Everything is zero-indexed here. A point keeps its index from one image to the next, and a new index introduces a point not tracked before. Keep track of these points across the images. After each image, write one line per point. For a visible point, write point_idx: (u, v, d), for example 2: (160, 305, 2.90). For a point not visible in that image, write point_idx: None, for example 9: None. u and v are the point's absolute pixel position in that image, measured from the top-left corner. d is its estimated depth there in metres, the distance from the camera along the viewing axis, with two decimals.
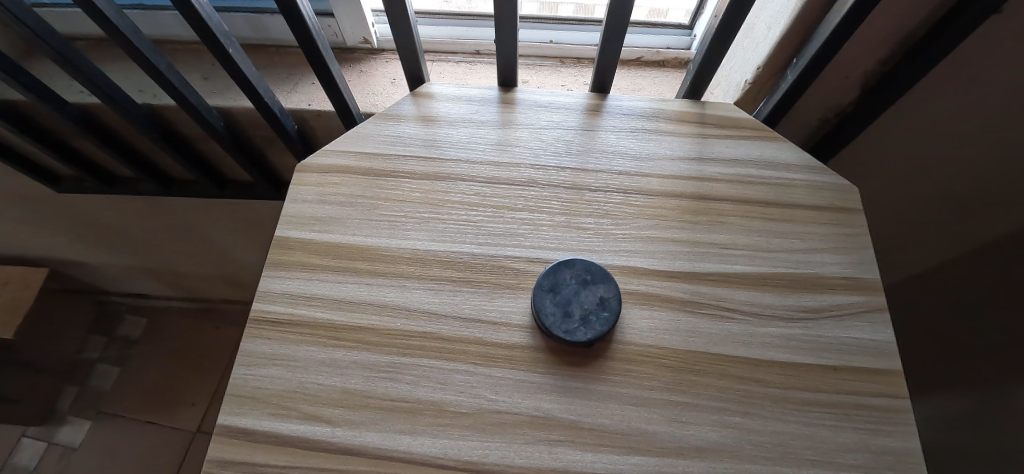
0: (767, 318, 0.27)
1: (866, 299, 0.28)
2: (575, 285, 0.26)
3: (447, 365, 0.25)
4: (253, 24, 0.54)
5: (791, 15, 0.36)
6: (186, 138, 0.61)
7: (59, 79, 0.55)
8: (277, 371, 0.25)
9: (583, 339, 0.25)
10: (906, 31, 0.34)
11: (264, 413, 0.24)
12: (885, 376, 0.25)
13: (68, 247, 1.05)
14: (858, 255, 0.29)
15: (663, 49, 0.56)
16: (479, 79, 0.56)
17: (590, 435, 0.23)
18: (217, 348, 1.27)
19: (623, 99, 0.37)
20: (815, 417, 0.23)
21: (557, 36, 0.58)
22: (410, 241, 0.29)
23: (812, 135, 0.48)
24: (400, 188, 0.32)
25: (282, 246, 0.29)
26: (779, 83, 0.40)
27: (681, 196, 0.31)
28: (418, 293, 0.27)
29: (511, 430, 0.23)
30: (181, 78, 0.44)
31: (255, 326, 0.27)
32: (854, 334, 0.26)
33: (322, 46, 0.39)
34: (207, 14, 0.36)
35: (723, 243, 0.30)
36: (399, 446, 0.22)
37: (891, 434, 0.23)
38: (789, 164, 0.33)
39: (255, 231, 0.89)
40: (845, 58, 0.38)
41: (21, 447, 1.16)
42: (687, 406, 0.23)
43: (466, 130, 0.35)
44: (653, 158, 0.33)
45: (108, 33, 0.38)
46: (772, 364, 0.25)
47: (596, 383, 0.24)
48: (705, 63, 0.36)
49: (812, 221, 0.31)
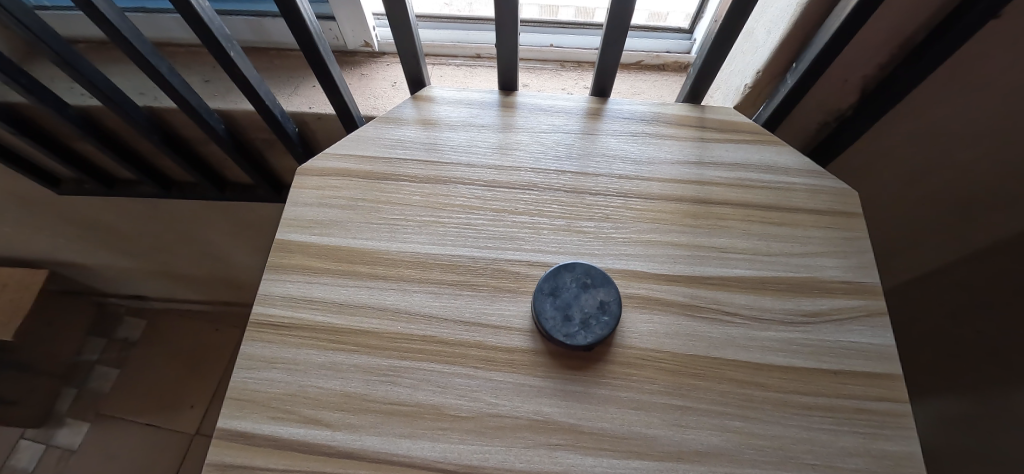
0: (767, 322, 0.27)
1: (866, 302, 0.28)
2: (575, 289, 0.27)
3: (447, 368, 0.25)
4: (254, 27, 0.55)
5: (790, 19, 0.36)
6: (187, 140, 0.61)
7: (59, 81, 0.55)
8: (277, 374, 0.25)
9: (583, 343, 0.25)
10: (906, 35, 0.34)
11: (264, 416, 0.24)
12: (885, 380, 0.25)
13: (67, 249, 1.04)
14: (857, 259, 0.29)
15: (663, 53, 0.56)
16: (480, 82, 0.56)
17: (590, 439, 0.23)
18: (216, 350, 1.27)
19: (623, 103, 0.38)
20: (815, 421, 0.23)
21: (558, 40, 0.58)
22: (411, 244, 0.30)
23: (811, 139, 0.48)
24: (401, 192, 0.32)
25: (283, 249, 0.29)
26: (779, 87, 0.41)
27: (681, 200, 0.32)
28: (418, 297, 0.27)
29: (511, 434, 0.23)
30: (182, 81, 0.44)
31: (254, 329, 0.27)
32: (854, 338, 0.26)
33: (323, 49, 0.39)
34: (209, 17, 0.36)
35: (723, 246, 0.30)
36: (399, 449, 0.22)
37: (891, 438, 0.23)
38: (789, 168, 0.33)
39: (254, 234, 0.89)
40: (844, 62, 0.38)
41: (20, 448, 1.15)
42: (687, 409, 0.23)
43: (466, 133, 0.35)
44: (653, 162, 0.33)
45: (110, 36, 0.38)
46: (772, 368, 0.25)
47: (596, 387, 0.24)
48: (705, 67, 0.36)
49: (811, 225, 0.31)
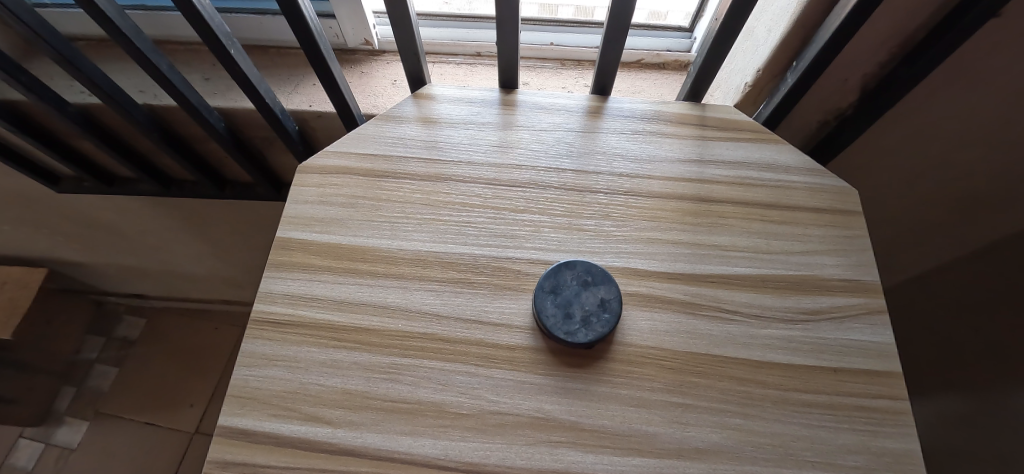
0: (767, 320, 0.27)
1: (866, 300, 0.28)
2: (575, 286, 0.27)
3: (447, 366, 0.25)
4: (253, 25, 0.54)
5: (791, 18, 0.36)
6: (187, 138, 0.61)
7: (59, 79, 0.55)
8: (278, 372, 0.25)
9: (583, 341, 0.25)
10: (906, 34, 0.34)
11: (265, 414, 0.24)
12: (886, 378, 0.25)
13: (65, 247, 1.04)
14: (857, 257, 0.29)
15: (664, 52, 0.56)
16: (480, 80, 0.56)
17: (591, 436, 0.23)
18: (217, 349, 1.27)
19: (623, 101, 0.38)
20: (815, 418, 0.23)
21: (558, 39, 0.58)
22: (411, 242, 0.30)
23: (811, 137, 0.48)
24: (401, 190, 0.32)
25: (283, 247, 0.29)
26: (779, 86, 0.41)
27: (681, 198, 0.32)
28: (419, 294, 0.27)
29: (512, 431, 0.23)
30: (182, 78, 0.44)
31: (255, 327, 0.27)
32: (853, 336, 0.26)
33: (324, 47, 0.39)
34: (210, 15, 0.36)
35: (723, 244, 0.30)
36: (400, 447, 0.22)
37: (891, 436, 0.23)
38: (789, 167, 0.33)
39: (254, 232, 0.89)
40: (844, 61, 0.38)
41: (19, 447, 1.15)
42: (686, 407, 0.24)
43: (466, 131, 0.35)
44: (653, 160, 0.33)
45: (110, 34, 0.38)
46: (772, 365, 0.25)
47: (596, 384, 0.25)
48: (705, 66, 0.36)
49: (811, 223, 0.31)
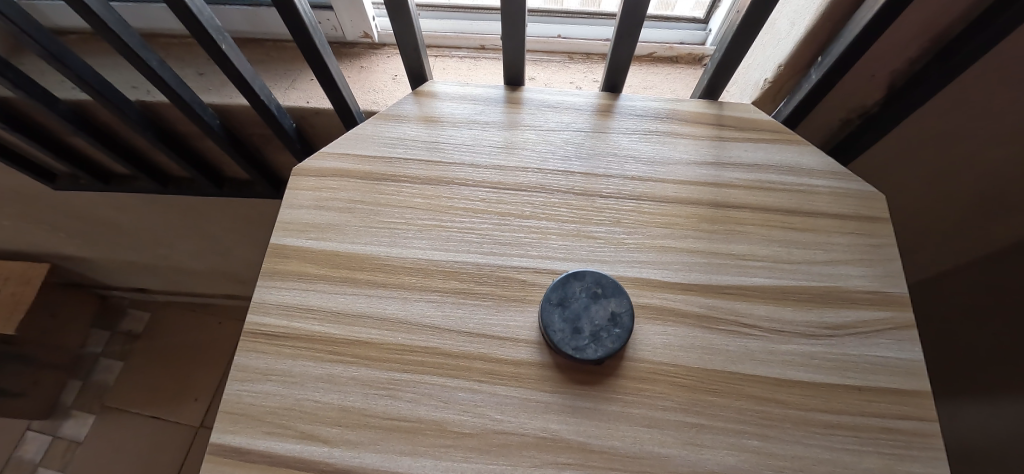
0: (787, 335, 0.25)
1: (892, 314, 0.26)
2: (585, 299, 0.25)
3: (449, 382, 0.24)
4: (248, 17, 0.53)
5: (817, 10, 0.34)
6: (183, 135, 0.59)
7: (50, 75, 0.54)
8: (272, 387, 0.24)
9: (593, 357, 0.23)
10: (939, 29, 0.32)
11: (259, 431, 0.22)
12: (913, 398, 0.23)
13: (65, 242, 1.04)
14: (882, 268, 0.28)
15: (676, 44, 0.54)
16: (484, 75, 0.54)
17: (600, 458, 0.22)
18: (222, 344, 1.27)
19: (635, 98, 0.36)
20: (839, 441, 0.22)
21: (566, 31, 0.56)
22: (412, 250, 0.28)
23: (833, 135, 0.46)
24: (401, 194, 0.30)
25: (277, 255, 0.28)
26: (802, 82, 0.38)
27: (697, 203, 0.30)
28: (420, 306, 0.26)
29: (517, 452, 0.21)
30: (173, 74, 0.42)
31: (249, 339, 0.25)
32: (878, 352, 0.25)
33: (319, 41, 0.37)
34: (199, 9, 0.34)
35: (741, 254, 0.28)
36: (399, 467, 0.21)
37: (919, 460, 0.22)
38: (811, 169, 0.32)
39: (256, 229, 0.88)
40: (872, 57, 0.36)
41: (26, 440, 1.16)
42: (700, 427, 0.22)
43: (469, 131, 0.34)
44: (668, 162, 0.32)
45: (95, 28, 0.36)
46: (793, 384, 0.24)
47: (607, 403, 0.23)
48: (723, 63, 0.34)
49: (835, 230, 0.29)
